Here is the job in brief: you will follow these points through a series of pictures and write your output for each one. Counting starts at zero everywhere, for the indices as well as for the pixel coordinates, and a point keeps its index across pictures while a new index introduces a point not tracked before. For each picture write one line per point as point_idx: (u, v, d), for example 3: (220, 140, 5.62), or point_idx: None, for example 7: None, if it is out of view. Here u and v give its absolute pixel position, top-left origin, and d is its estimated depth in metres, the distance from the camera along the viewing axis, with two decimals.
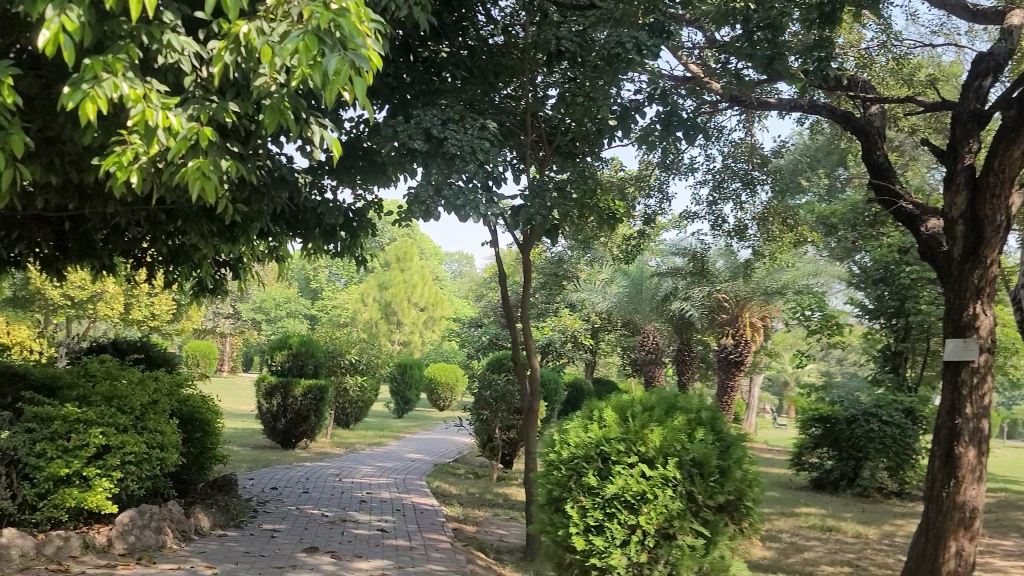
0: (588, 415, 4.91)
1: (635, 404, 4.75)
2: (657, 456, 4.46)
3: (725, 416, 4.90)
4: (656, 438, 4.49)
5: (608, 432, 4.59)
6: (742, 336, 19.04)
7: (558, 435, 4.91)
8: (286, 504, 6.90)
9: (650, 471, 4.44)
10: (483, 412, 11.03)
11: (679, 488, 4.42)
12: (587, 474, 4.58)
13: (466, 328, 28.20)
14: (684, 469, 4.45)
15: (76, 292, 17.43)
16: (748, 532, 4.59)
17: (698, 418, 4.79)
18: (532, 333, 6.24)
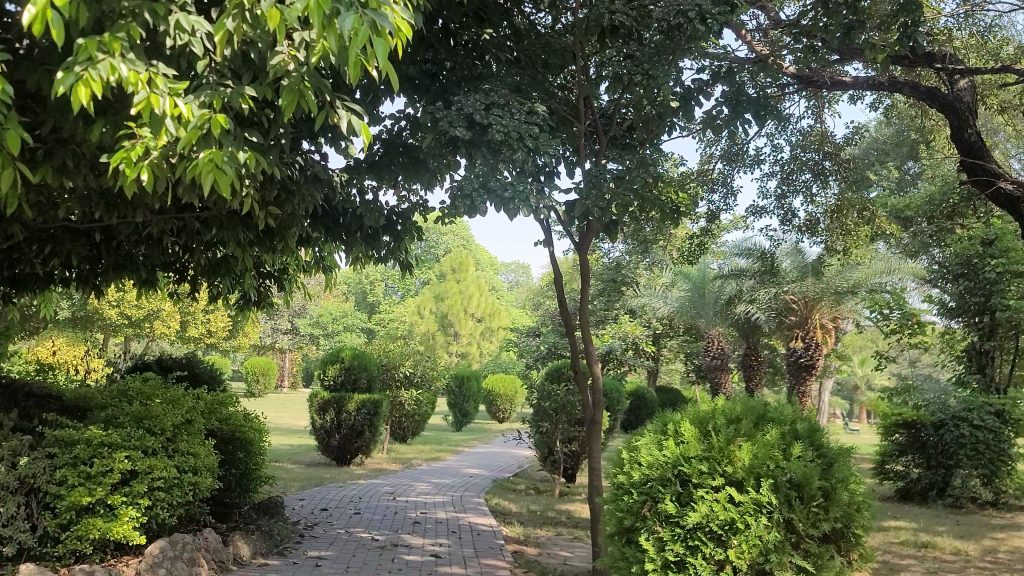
0: (661, 431, 4.39)
1: (717, 417, 4.24)
2: (746, 479, 3.92)
3: (817, 426, 4.34)
4: (746, 457, 3.95)
5: (687, 451, 4.07)
6: (812, 339, 18.19)
7: (627, 454, 4.41)
8: (335, 528, 6.49)
9: (738, 497, 3.90)
10: (543, 425, 10.55)
11: (775, 516, 3.89)
12: (664, 500, 4.07)
13: (524, 338, 27.75)
14: (780, 493, 3.91)
15: (132, 310, 17.45)
16: (858, 564, 4.10)
17: (789, 431, 4.23)
18: (592, 340, 5.71)
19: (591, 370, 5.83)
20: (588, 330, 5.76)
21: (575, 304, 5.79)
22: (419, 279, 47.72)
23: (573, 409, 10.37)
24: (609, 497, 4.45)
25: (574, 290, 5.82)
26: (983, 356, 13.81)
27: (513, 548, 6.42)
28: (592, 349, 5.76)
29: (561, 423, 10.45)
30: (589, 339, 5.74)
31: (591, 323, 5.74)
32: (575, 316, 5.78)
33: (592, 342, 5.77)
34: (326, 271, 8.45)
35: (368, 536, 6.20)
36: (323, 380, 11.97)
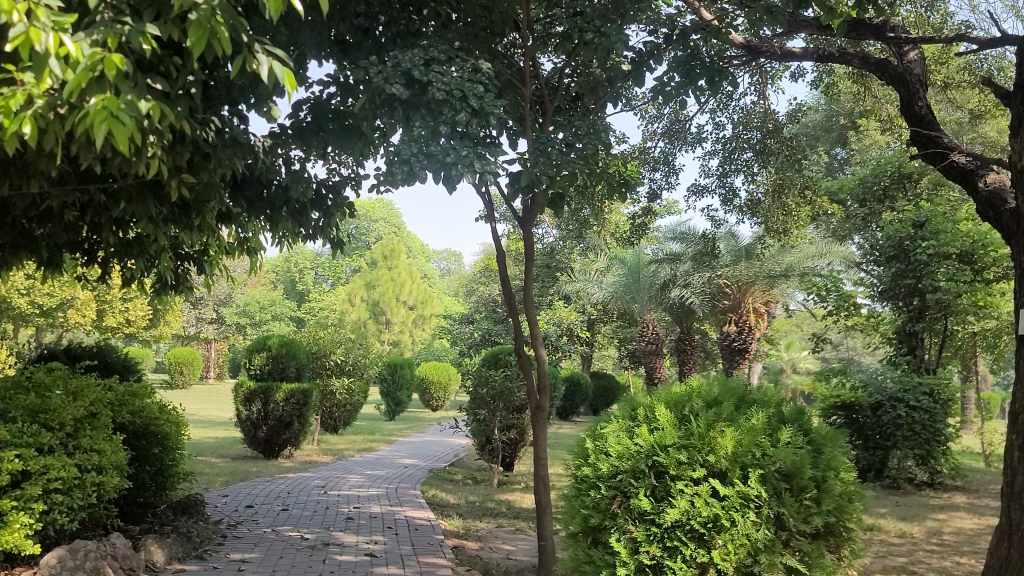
0: (632, 420, 4.08)
1: (694, 400, 3.97)
2: (730, 470, 3.65)
3: (793, 407, 4.09)
4: (729, 444, 3.68)
5: (664, 440, 3.76)
6: (746, 322, 18.20)
7: (591, 446, 4.08)
8: (260, 526, 6.00)
9: (722, 491, 3.62)
10: (480, 412, 10.18)
11: (765, 511, 3.62)
12: (637, 495, 3.75)
13: (458, 326, 27.33)
14: (768, 485, 3.66)
15: (43, 299, 16.49)
16: (848, 561, 3.92)
17: (774, 415, 3.98)
18: (535, 322, 5.34)
19: (527, 358, 5.45)
20: (530, 313, 5.38)
21: (507, 286, 5.42)
22: (350, 266, 46.82)
23: (512, 395, 10.03)
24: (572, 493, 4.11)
25: (506, 270, 5.46)
26: (913, 338, 13.53)
27: (454, 543, 6.04)
28: (536, 332, 5.39)
29: (499, 409, 10.10)
30: (531, 322, 5.38)
31: (533, 305, 5.38)
32: (507, 297, 5.41)
33: (536, 324, 5.39)
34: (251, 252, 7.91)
35: (297, 534, 5.73)
36: (249, 370, 11.37)
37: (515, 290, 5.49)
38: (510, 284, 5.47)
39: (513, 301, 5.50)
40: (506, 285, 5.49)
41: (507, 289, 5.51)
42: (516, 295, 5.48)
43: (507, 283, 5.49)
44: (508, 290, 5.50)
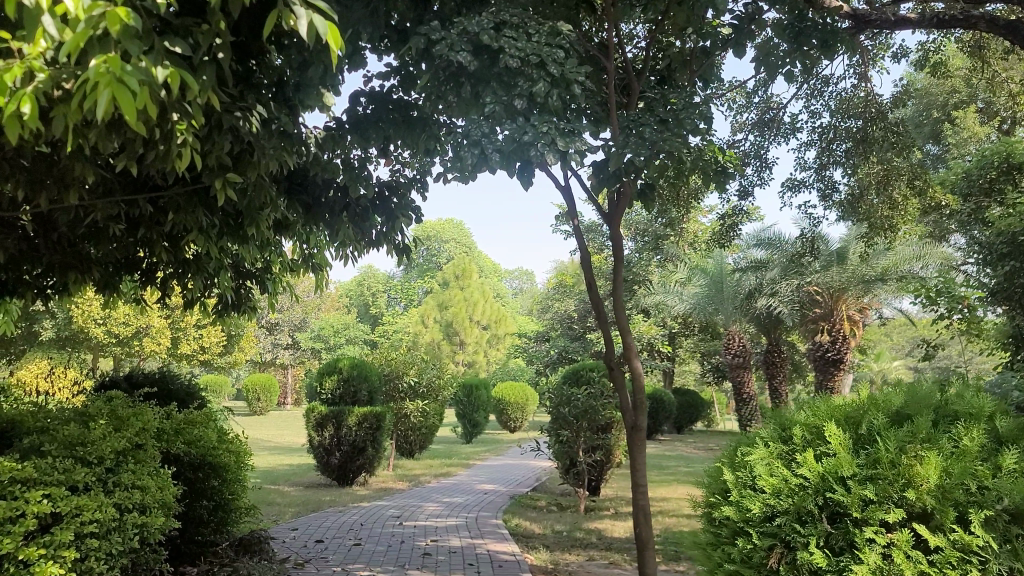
0: (788, 451, 3.58)
1: (877, 421, 3.45)
2: (941, 513, 3.11)
3: (1002, 424, 3.47)
4: (932, 475, 3.14)
5: (841, 470, 3.28)
6: (839, 331, 17.56)
7: (732, 480, 3.62)
8: (330, 565, 5.45)
9: (929, 540, 3.11)
10: (562, 433, 9.55)
11: (995, 566, 3.06)
12: (805, 549, 3.26)
13: (533, 344, 26.71)
14: (995, 528, 3.11)
15: (119, 328, 16.50)
16: None
17: (989, 434, 3.39)
18: (628, 332, 4.70)
19: (616, 374, 4.79)
20: (621, 322, 4.74)
21: (593, 292, 4.79)
22: (422, 288, 46.76)
23: (597, 414, 9.39)
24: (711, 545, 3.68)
25: (590, 274, 4.82)
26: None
27: None
28: (628, 341, 4.73)
29: (583, 429, 9.47)
30: (622, 331, 4.73)
31: (623, 310, 4.73)
32: (594, 304, 4.78)
33: (629, 334, 4.74)
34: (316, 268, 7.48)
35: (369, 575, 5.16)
36: (320, 394, 10.96)
37: (601, 297, 4.84)
38: (596, 290, 4.82)
39: (596, 309, 4.85)
40: (591, 291, 4.85)
41: (592, 295, 4.86)
42: (599, 302, 4.82)
43: (593, 288, 4.85)
44: (594, 297, 4.85)
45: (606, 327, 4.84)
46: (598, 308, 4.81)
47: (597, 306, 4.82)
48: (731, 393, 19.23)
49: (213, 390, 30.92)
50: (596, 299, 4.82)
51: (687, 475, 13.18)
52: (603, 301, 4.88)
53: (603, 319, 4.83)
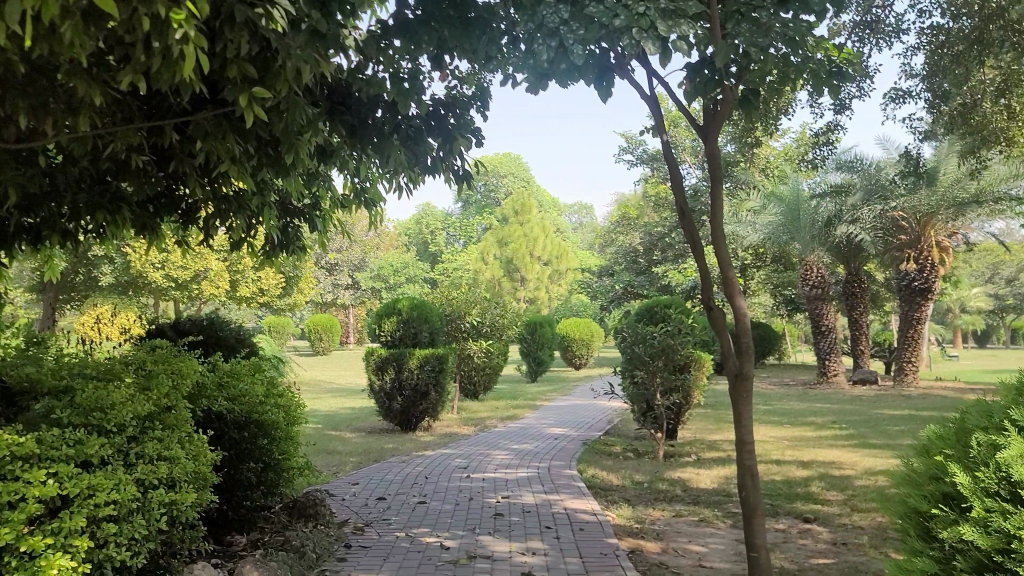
0: None
1: None
2: None
3: None
4: None
5: None
6: (928, 259, 16.56)
7: (966, 484, 2.65)
8: (392, 530, 4.90)
9: None
10: (638, 374, 8.88)
11: None
12: None
13: (597, 279, 25.99)
14: None
15: (177, 272, 16.31)
16: None
17: None
18: (729, 265, 3.95)
19: (715, 316, 4.06)
20: (720, 254, 3.99)
21: (686, 221, 4.04)
22: (481, 225, 46.17)
23: (675, 353, 8.69)
24: (922, 539, 2.92)
25: (680, 198, 4.05)
26: None
27: (629, 549, 4.79)
28: (729, 274, 3.99)
29: (659, 369, 8.79)
30: (722, 265, 3.99)
31: (721, 241, 3.98)
32: (686, 234, 4.03)
33: (730, 267, 3.99)
34: (370, 204, 6.88)
35: (436, 542, 4.60)
36: (380, 337, 10.48)
37: (695, 227, 4.08)
38: (689, 218, 4.06)
39: (689, 241, 4.09)
40: (684, 219, 4.09)
41: (685, 225, 4.10)
42: (692, 232, 4.06)
43: (685, 215, 4.09)
44: (686, 227, 4.08)
45: (701, 263, 4.08)
46: (691, 240, 4.06)
47: (690, 237, 4.06)
48: (807, 326, 18.32)
49: (276, 332, 31.09)
50: (689, 228, 4.06)
51: (768, 414, 12.45)
52: (697, 231, 4.10)
53: (696, 253, 4.07)
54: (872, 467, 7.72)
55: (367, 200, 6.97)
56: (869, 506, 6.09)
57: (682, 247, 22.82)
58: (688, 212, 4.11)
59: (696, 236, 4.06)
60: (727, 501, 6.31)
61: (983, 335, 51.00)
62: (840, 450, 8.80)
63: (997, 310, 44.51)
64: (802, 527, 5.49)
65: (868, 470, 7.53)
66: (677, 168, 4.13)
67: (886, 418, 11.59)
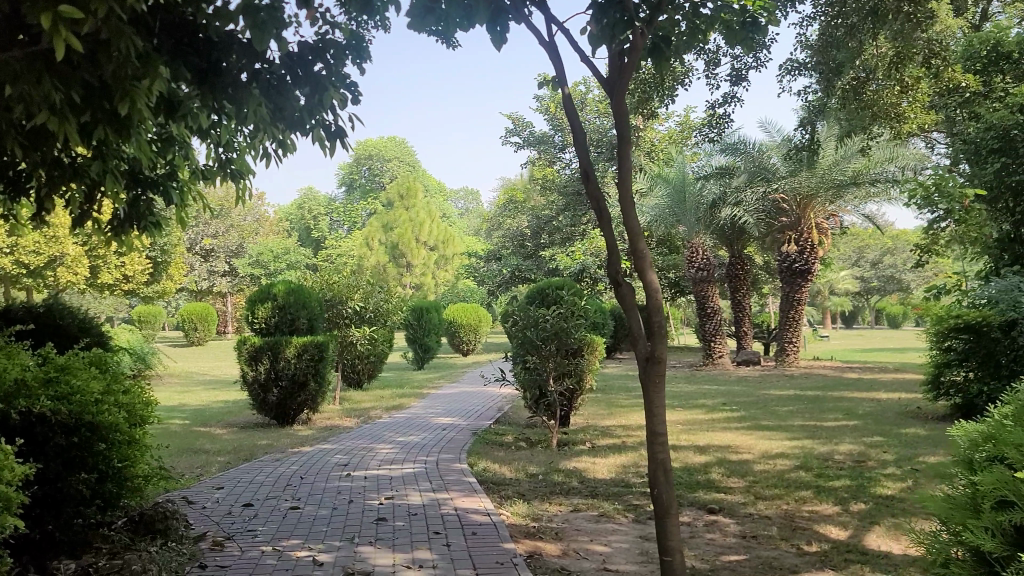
0: None
1: None
2: None
3: None
4: None
5: None
6: (808, 241, 16.80)
7: None
8: (257, 544, 4.26)
9: None
10: (530, 359, 8.44)
11: None
12: None
13: (484, 264, 25.51)
14: None
15: (28, 257, 15.11)
16: None
17: None
18: (638, 235, 3.51)
19: (623, 293, 3.62)
20: (630, 222, 3.54)
21: (592, 186, 3.58)
22: (366, 209, 45.01)
23: (568, 337, 8.30)
24: None
25: (584, 160, 3.58)
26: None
27: (527, 554, 4.30)
28: (638, 245, 3.54)
29: (551, 354, 8.38)
30: (632, 235, 3.55)
31: (630, 208, 3.54)
32: (592, 202, 3.57)
33: (640, 238, 3.55)
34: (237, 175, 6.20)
35: (308, 557, 3.99)
36: (253, 324, 9.66)
37: (600, 193, 3.61)
38: (594, 183, 3.60)
39: (595, 209, 3.62)
40: (588, 183, 3.62)
41: (589, 190, 3.63)
42: (598, 199, 3.60)
43: (589, 180, 3.62)
44: (591, 193, 3.61)
45: (607, 233, 3.63)
46: (597, 207, 3.60)
47: (596, 203, 3.60)
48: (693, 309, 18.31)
49: (146, 322, 29.36)
50: (594, 193, 3.60)
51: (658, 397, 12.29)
52: (604, 200, 3.64)
53: (602, 223, 3.62)
54: (769, 450, 7.55)
55: (232, 171, 6.28)
56: (772, 493, 5.84)
57: (569, 230, 22.63)
58: (592, 176, 3.65)
59: (602, 202, 3.60)
60: (628, 492, 5.94)
61: (850, 316, 53.50)
62: (736, 433, 8.63)
63: (863, 292, 46.67)
64: (707, 519, 5.16)
65: (767, 454, 7.34)
66: (579, 127, 3.65)
67: (774, 398, 11.60)
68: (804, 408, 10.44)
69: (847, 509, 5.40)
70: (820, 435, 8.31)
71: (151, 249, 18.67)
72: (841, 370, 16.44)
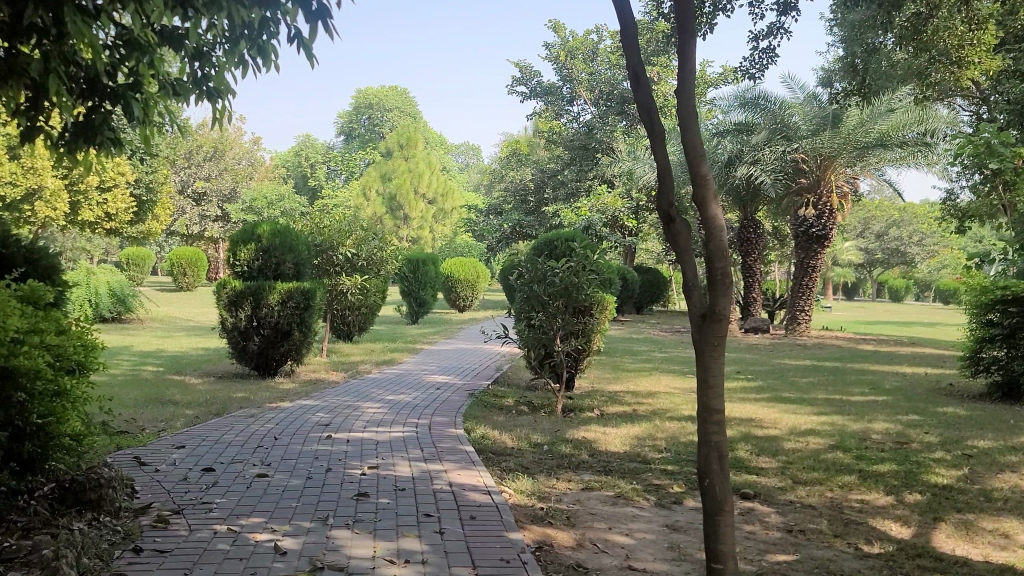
0: None
1: None
2: None
3: None
4: None
5: None
6: (827, 205, 16.21)
7: None
8: (210, 521, 3.51)
9: None
10: (536, 316, 7.68)
11: None
12: None
13: (483, 218, 24.67)
14: None
15: (5, 189, 14.23)
16: None
17: None
18: (701, 155, 2.77)
19: (676, 231, 2.86)
20: (689, 139, 2.80)
21: (642, 93, 2.89)
22: (364, 159, 43.99)
23: (578, 293, 7.54)
24: None
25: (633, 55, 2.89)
26: None
27: (535, 544, 3.57)
28: (698, 166, 2.79)
29: (559, 312, 7.60)
30: (691, 156, 2.80)
31: (689, 120, 2.80)
32: (641, 110, 2.88)
33: (702, 160, 2.80)
34: (213, 94, 5.44)
35: (271, 541, 3.25)
36: (235, 266, 8.87)
37: (653, 104, 2.92)
38: (646, 88, 2.91)
39: (646, 125, 2.92)
40: (639, 88, 2.94)
41: (640, 99, 2.95)
42: (650, 109, 2.91)
43: (640, 84, 2.93)
44: (643, 102, 2.92)
45: (658, 156, 2.88)
46: (648, 119, 2.90)
47: (648, 113, 2.90)
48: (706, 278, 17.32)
49: (133, 265, 28.53)
50: (646, 101, 2.91)
51: (666, 362, 11.59)
52: (656, 112, 2.93)
53: (654, 141, 2.90)
54: (797, 426, 6.86)
55: (208, 90, 5.53)
56: (812, 477, 5.14)
57: (575, 185, 21.78)
58: (645, 83, 2.95)
59: (655, 112, 2.90)
60: (647, 470, 5.21)
61: (852, 288, 52.87)
62: (755, 405, 7.92)
63: (866, 264, 46.03)
64: (744, 508, 4.46)
65: (795, 431, 6.63)
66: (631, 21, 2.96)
67: (790, 369, 10.90)
68: (825, 379, 9.74)
69: (900, 500, 4.69)
70: (850, 411, 7.64)
71: (137, 186, 17.80)
72: (855, 342, 15.76)
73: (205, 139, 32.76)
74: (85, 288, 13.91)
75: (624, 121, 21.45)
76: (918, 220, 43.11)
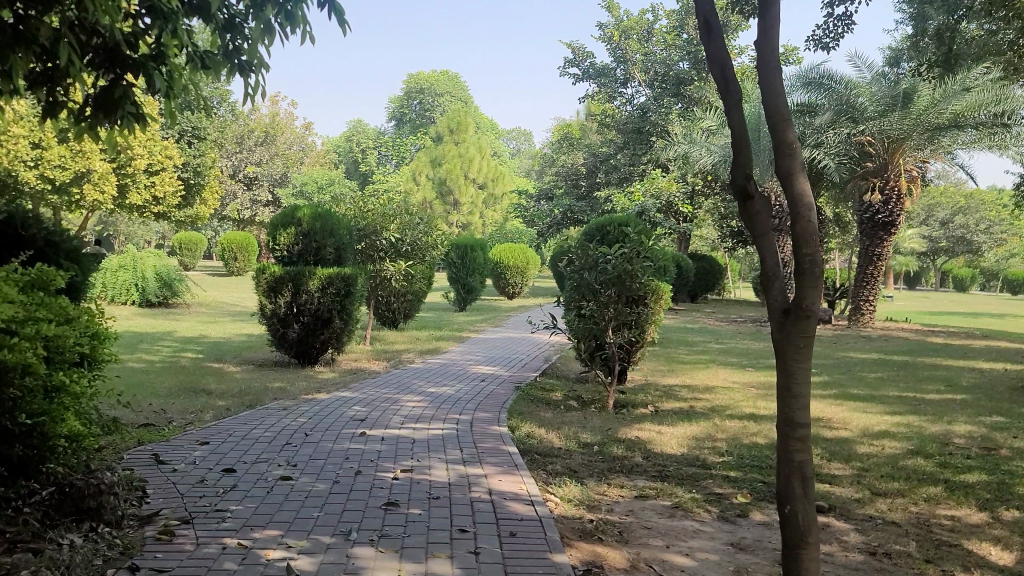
0: None
1: None
2: None
3: None
4: None
5: None
6: (895, 190, 15.43)
7: None
8: (222, 534, 3.15)
9: None
10: (586, 306, 7.23)
11: None
12: None
13: (534, 203, 24.25)
14: None
15: (54, 173, 14.23)
16: None
17: None
18: (787, 118, 2.33)
19: (755, 209, 2.42)
20: (773, 99, 2.35)
21: (714, 46, 2.47)
22: (415, 144, 43.83)
23: (632, 282, 7.07)
24: None
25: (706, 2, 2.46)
26: None
27: (582, 567, 3.14)
28: (783, 130, 2.35)
29: (612, 301, 7.17)
30: (774, 119, 2.36)
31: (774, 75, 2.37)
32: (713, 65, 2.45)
33: (789, 126, 2.35)
34: (244, 67, 5.13)
35: (286, 559, 2.89)
36: (275, 251, 8.57)
37: (727, 60, 2.49)
38: (719, 40, 2.49)
39: (719, 84, 2.49)
40: (710, 41, 2.52)
41: (712, 52, 2.52)
42: (723, 66, 2.48)
43: (712, 35, 2.51)
44: (715, 57, 2.49)
45: (733, 120, 2.44)
46: (721, 76, 2.47)
47: (720, 69, 2.47)
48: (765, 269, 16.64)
49: (186, 249, 28.77)
50: (718, 55, 2.48)
51: (723, 354, 11.05)
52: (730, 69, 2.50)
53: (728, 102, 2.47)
54: (869, 428, 6.31)
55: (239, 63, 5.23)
56: (892, 488, 4.62)
57: (628, 169, 21.23)
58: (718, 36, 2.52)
59: (729, 69, 2.47)
60: (707, 477, 4.74)
61: (915, 276, 51.26)
62: (822, 403, 7.38)
63: (929, 251, 44.53)
64: (818, 524, 3.97)
65: (868, 433, 6.09)
66: None
67: (856, 362, 10.29)
68: (896, 374, 9.12)
69: (996, 517, 4.16)
70: (926, 410, 7.05)
71: (185, 169, 17.95)
72: (923, 334, 15.01)
73: (258, 124, 32.88)
74: (130, 272, 14.19)
75: (679, 103, 20.79)
76: (985, 207, 41.56)
